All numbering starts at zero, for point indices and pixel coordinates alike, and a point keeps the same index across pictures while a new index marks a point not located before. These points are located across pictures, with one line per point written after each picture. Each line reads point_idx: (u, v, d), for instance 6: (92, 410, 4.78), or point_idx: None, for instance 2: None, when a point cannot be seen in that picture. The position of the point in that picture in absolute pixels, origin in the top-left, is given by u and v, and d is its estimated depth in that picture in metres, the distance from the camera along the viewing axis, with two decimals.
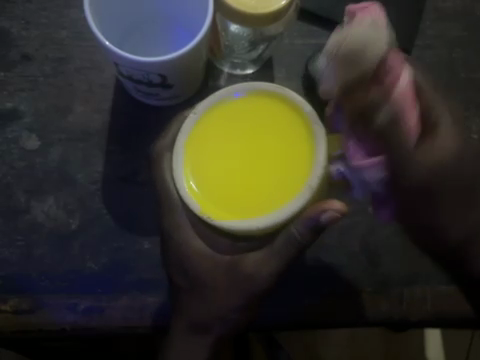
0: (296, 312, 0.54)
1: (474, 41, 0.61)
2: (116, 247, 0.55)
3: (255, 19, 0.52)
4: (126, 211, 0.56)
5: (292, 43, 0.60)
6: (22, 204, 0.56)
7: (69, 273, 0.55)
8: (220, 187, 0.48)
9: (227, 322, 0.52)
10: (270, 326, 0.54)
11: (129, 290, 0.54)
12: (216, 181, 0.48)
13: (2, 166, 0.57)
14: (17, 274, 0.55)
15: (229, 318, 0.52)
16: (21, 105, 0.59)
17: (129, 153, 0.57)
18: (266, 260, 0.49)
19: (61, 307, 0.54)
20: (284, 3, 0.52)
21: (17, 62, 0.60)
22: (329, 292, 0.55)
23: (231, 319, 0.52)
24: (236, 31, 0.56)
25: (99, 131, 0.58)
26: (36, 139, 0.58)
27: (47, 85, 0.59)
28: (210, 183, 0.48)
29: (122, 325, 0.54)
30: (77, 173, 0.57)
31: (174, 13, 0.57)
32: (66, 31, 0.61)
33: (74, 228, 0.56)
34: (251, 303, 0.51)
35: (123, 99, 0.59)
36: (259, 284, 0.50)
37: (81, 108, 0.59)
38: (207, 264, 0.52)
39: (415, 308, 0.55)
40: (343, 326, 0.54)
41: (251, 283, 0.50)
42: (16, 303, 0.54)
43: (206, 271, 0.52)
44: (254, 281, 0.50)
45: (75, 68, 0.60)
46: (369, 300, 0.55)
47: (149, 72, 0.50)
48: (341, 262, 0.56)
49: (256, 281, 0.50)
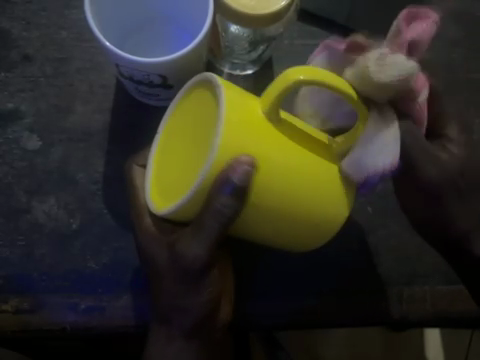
0: (296, 312, 0.54)
1: (474, 41, 0.61)
2: (116, 247, 0.56)
3: (255, 19, 0.52)
4: (127, 211, 0.56)
5: (292, 43, 0.60)
6: (23, 203, 0.57)
7: (70, 272, 0.55)
8: (173, 179, 0.46)
9: (187, 310, 0.48)
10: (272, 326, 0.54)
11: (130, 290, 0.55)
12: (166, 179, 0.47)
13: (3, 166, 0.58)
14: (17, 274, 0.55)
15: (192, 310, 0.48)
16: (21, 106, 0.59)
17: (130, 153, 0.58)
18: (192, 240, 0.44)
19: (62, 307, 0.54)
20: (284, 4, 0.52)
21: (17, 62, 0.60)
22: (329, 292, 0.55)
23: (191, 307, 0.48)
24: (236, 31, 0.56)
25: (99, 132, 0.58)
26: (36, 139, 0.58)
27: (47, 85, 0.59)
28: (166, 181, 0.47)
29: (120, 324, 0.54)
30: (77, 173, 0.57)
31: (172, 13, 0.57)
32: (66, 31, 0.61)
33: (74, 227, 0.56)
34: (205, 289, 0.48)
35: (123, 98, 0.59)
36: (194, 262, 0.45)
37: (81, 108, 0.59)
38: (159, 255, 0.49)
39: (415, 308, 0.55)
40: (344, 325, 0.55)
41: (185, 266, 0.46)
42: (16, 303, 0.54)
43: (160, 259, 0.49)
44: (188, 261, 0.45)
45: (76, 68, 0.60)
46: (369, 300, 0.55)
47: (149, 73, 0.50)
48: (341, 262, 0.56)
49: (193, 266, 0.46)
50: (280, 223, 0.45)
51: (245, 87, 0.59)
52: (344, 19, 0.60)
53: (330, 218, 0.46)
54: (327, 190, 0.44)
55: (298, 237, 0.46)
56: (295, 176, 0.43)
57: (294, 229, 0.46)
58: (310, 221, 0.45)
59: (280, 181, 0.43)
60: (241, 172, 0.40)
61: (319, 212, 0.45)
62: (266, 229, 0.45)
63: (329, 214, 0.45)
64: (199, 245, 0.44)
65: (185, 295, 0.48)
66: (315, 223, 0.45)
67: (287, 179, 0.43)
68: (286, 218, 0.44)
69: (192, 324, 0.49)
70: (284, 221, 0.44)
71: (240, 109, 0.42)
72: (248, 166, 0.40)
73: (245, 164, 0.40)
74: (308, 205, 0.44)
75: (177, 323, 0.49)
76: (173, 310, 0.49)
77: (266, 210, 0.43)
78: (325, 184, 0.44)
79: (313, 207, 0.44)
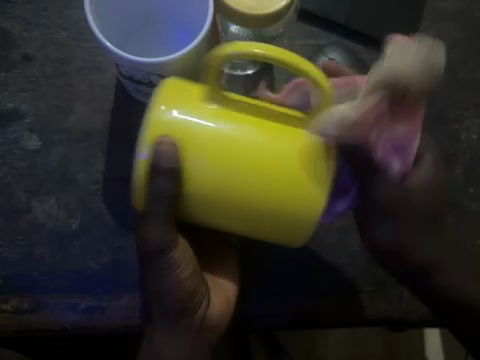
0: (297, 312, 0.54)
1: (473, 41, 0.61)
2: (116, 247, 0.56)
3: (255, 19, 0.52)
4: (127, 211, 0.56)
5: (292, 43, 0.60)
6: (23, 203, 0.57)
7: (69, 272, 0.55)
8: None
9: (162, 298, 0.49)
10: (275, 326, 0.54)
11: (129, 290, 0.55)
12: None
13: (3, 166, 0.58)
14: (18, 274, 0.55)
15: (166, 301, 0.48)
16: (22, 106, 0.59)
17: (129, 153, 0.58)
18: (152, 225, 0.47)
19: (62, 306, 0.54)
20: (284, 4, 0.53)
21: (18, 62, 0.60)
22: (329, 292, 0.55)
23: (166, 295, 0.48)
24: (236, 31, 0.56)
25: (99, 132, 0.58)
26: (36, 140, 0.58)
27: (48, 86, 0.60)
28: None
29: (121, 324, 0.54)
30: (77, 173, 0.57)
31: (172, 13, 0.57)
32: (66, 31, 0.61)
33: (74, 228, 0.56)
34: (177, 279, 0.48)
35: (122, 98, 0.59)
36: (149, 246, 0.47)
37: (81, 108, 0.59)
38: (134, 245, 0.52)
39: (415, 308, 0.55)
40: (345, 324, 0.55)
41: (147, 252, 0.48)
42: (16, 303, 0.54)
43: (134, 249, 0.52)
44: (148, 246, 0.47)
45: (76, 68, 0.60)
46: (369, 300, 0.55)
47: (148, 73, 0.50)
48: (341, 262, 0.56)
49: (153, 250, 0.47)
50: (235, 206, 0.45)
51: (245, 88, 0.59)
52: (343, 19, 0.60)
53: (300, 204, 0.44)
54: (284, 174, 0.44)
55: (269, 228, 0.46)
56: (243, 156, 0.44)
57: (258, 217, 0.45)
58: (275, 208, 0.45)
59: (225, 165, 0.44)
60: (166, 153, 0.43)
61: (275, 195, 0.44)
62: (230, 217, 0.46)
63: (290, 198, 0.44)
64: (158, 229, 0.46)
65: (161, 285, 0.48)
66: (281, 210, 0.45)
67: (229, 163, 0.44)
68: (243, 205, 0.45)
69: (171, 318, 0.49)
70: (244, 209, 0.45)
71: (178, 97, 0.45)
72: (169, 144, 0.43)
73: (167, 143, 0.43)
74: (259, 190, 0.44)
75: (158, 314, 0.50)
76: (154, 304, 0.49)
77: (217, 193, 0.45)
78: (273, 165, 0.44)
79: (268, 191, 0.44)
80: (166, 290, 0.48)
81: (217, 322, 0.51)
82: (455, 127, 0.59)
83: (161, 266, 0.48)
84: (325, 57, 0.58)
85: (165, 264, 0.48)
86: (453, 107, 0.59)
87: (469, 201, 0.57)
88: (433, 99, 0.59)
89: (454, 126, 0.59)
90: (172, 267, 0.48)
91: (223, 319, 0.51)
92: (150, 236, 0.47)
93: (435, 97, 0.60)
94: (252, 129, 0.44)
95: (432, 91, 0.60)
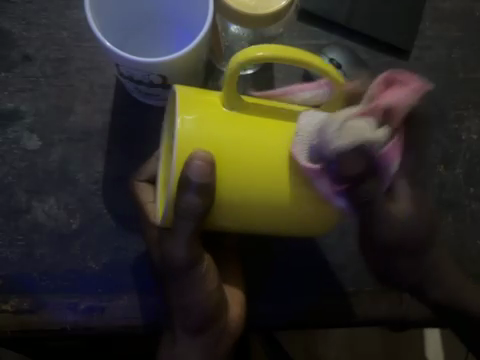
0: (295, 312, 0.54)
1: (473, 42, 0.61)
2: (116, 247, 0.56)
3: (255, 19, 0.52)
4: (127, 212, 0.56)
5: (292, 43, 0.60)
6: (23, 203, 0.57)
7: (69, 272, 0.55)
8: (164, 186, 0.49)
9: (189, 309, 0.49)
10: (275, 326, 0.54)
11: (129, 290, 0.55)
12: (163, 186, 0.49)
13: (3, 166, 0.57)
14: (17, 274, 0.55)
15: (193, 313, 0.49)
16: (22, 106, 0.59)
17: (130, 153, 0.58)
18: (176, 241, 0.47)
19: (62, 307, 0.54)
20: (284, 3, 0.53)
21: (17, 62, 0.60)
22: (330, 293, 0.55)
23: (193, 306, 0.48)
24: (236, 31, 0.57)
25: (99, 132, 0.58)
26: (36, 140, 0.58)
27: (47, 85, 0.59)
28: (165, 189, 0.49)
29: (121, 324, 0.54)
30: (77, 173, 0.57)
31: (173, 13, 0.57)
32: (66, 31, 0.61)
33: (74, 228, 0.56)
34: (208, 291, 0.48)
35: (123, 98, 0.59)
36: (178, 264, 0.47)
37: (81, 108, 0.59)
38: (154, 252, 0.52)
39: (416, 309, 0.54)
40: (351, 324, 0.55)
41: (173, 268, 0.48)
42: (16, 303, 0.54)
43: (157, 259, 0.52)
44: (174, 262, 0.47)
45: (76, 69, 0.60)
46: (368, 300, 0.55)
47: (149, 73, 0.50)
48: (342, 260, 0.56)
49: (181, 266, 0.47)
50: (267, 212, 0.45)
51: (245, 88, 0.59)
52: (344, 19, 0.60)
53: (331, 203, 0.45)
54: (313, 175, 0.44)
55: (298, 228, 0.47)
56: (273, 162, 0.44)
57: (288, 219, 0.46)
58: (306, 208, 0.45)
59: (253, 170, 0.44)
60: (200, 170, 0.42)
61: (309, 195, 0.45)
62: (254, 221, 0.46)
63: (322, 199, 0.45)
64: (182, 245, 0.46)
65: (186, 296, 0.48)
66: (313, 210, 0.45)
67: (257, 169, 0.44)
68: (270, 209, 0.45)
69: (195, 329, 0.49)
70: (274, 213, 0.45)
71: (199, 110, 0.44)
72: (206, 160, 0.43)
73: (202, 158, 0.43)
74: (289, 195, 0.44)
75: (180, 320, 0.50)
76: (178, 313, 0.49)
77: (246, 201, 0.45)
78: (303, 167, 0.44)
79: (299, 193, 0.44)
80: (194, 301, 0.48)
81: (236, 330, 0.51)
82: (455, 127, 0.59)
83: (189, 282, 0.48)
84: (325, 58, 0.57)
85: (192, 276, 0.48)
86: (453, 107, 0.59)
87: (469, 201, 0.57)
88: (434, 99, 0.59)
89: (454, 126, 0.59)
90: (200, 283, 0.48)
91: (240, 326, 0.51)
92: (175, 253, 0.47)
93: (435, 97, 0.60)
94: (272, 132, 0.44)
95: (433, 91, 0.60)
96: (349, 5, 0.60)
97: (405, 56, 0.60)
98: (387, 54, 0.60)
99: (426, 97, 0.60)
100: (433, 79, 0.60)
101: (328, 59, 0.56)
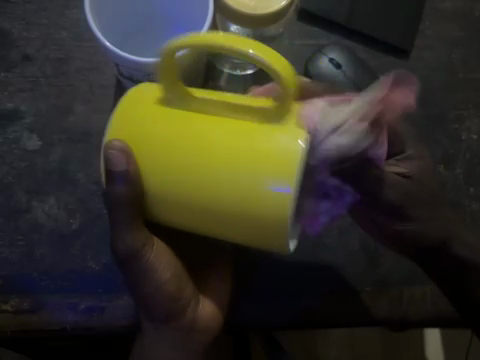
0: (294, 312, 0.54)
1: (473, 42, 0.61)
2: None
3: (254, 19, 0.52)
4: None
5: (292, 43, 0.60)
6: (23, 203, 0.57)
7: (69, 272, 0.55)
8: None
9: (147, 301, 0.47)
10: (273, 326, 0.54)
11: (129, 290, 0.54)
12: None
13: (3, 166, 0.57)
14: (17, 274, 0.55)
15: (150, 304, 0.47)
16: (21, 106, 0.59)
17: None
18: (119, 233, 0.45)
19: (61, 307, 0.54)
20: (284, 3, 0.53)
21: (17, 62, 0.60)
22: (329, 292, 0.55)
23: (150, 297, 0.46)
24: (236, 31, 0.55)
25: (99, 132, 0.58)
26: (36, 139, 0.58)
27: (47, 85, 0.60)
28: None
29: (121, 324, 0.54)
30: (77, 173, 0.57)
31: (172, 13, 0.57)
32: (66, 31, 0.61)
33: (74, 228, 0.56)
34: (166, 282, 0.46)
35: (123, 98, 0.59)
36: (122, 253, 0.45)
37: (81, 108, 0.59)
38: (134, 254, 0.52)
39: (415, 308, 0.54)
40: (349, 324, 0.55)
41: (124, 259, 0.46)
42: (16, 303, 0.54)
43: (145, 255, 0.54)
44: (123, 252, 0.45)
45: (76, 69, 0.60)
46: (368, 300, 0.55)
47: (149, 73, 0.50)
48: (342, 260, 0.56)
49: (126, 256, 0.45)
50: (202, 205, 0.42)
51: (245, 88, 0.59)
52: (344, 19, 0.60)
53: (263, 196, 0.41)
54: (248, 160, 0.41)
55: (248, 232, 0.43)
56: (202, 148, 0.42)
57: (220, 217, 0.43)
58: (236, 205, 0.42)
59: (191, 163, 0.42)
60: (123, 157, 0.42)
61: (239, 183, 0.41)
62: (197, 217, 0.43)
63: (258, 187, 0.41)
64: (126, 233, 0.45)
65: (143, 283, 0.46)
66: (244, 206, 0.42)
67: (182, 159, 0.42)
68: (208, 203, 0.42)
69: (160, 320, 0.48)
70: (205, 210, 0.43)
71: (130, 110, 0.44)
72: (123, 150, 0.42)
73: (120, 148, 0.42)
74: (221, 184, 0.42)
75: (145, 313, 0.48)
76: (140, 304, 0.48)
77: (178, 189, 0.43)
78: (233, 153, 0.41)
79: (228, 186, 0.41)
80: (150, 291, 0.46)
81: (208, 322, 0.49)
82: (455, 126, 0.59)
83: (140, 269, 0.46)
84: (325, 58, 0.56)
85: (140, 267, 0.46)
86: (453, 107, 0.59)
87: (469, 201, 0.57)
88: (434, 99, 0.59)
89: (454, 126, 0.59)
90: (151, 274, 0.46)
91: (212, 321, 0.50)
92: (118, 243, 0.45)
93: (435, 97, 0.60)
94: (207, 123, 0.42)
95: (433, 91, 0.60)
96: (349, 4, 0.61)
97: (405, 56, 0.60)
98: (387, 54, 0.60)
99: (426, 97, 0.60)
100: (433, 79, 0.60)
101: (328, 59, 0.56)
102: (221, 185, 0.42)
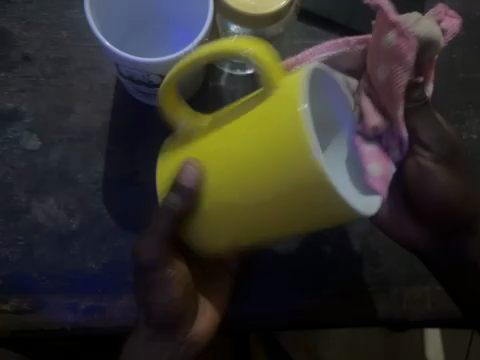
0: (294, 312, 0.54)
1: (474, 41, 0.61)
2: (116, 247, 0.55)
3: (254, 19, 0.52)
4: (127, 212, 0.56)
5: (292, 43, 0.61)
6: (23, 204, 0.57)
7: (69, 272, 0.55)
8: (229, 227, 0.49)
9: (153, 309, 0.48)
10: (274, 326, 0.54)
11: (129, 290, 0.54)
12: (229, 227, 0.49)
13: (3, 166, 0.57)
14: (17, 274, 0.55)
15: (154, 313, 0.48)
16: (22, 106, 0.59)
17: (129, 153, 0.58)
18: (146, 242, 0.46)
19: (61, 307, 0.54)
20: (284, 3, 0.53)
21: (17, 62, 0.60)
22: (330, 292, 0.55)
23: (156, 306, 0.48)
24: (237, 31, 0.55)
25: (99, 132, 0.58)
26: (36, 139, 0.58)
27: (47, 85, 0.60)
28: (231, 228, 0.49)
29: (121, 325, 0.54)
30: (77, 174, 0.57)
31: (173, 13, 0.57)
32: (66, 31, 0.61)
33: (74, 228, 0.56)
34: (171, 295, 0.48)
35: (123, 98, 0.59)
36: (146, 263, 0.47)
37: (81, 108, 0.59)
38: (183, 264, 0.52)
39: (415, 309, 0.54)
40: (348, 325, 0.55)
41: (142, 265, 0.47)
42: (16, 303, 0.54)
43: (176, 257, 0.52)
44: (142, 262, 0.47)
45: (76, 68, 0.60)
46: (368, 300, 0.55)
47: (149, 73, 0.50)
48: (342, 260, 0.56)
49: (148, 264, 0.47)
50: (254, 197, 0.41)
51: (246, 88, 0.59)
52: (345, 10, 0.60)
53: (303, 176, 0.38)
54: (278, 137, 0.39)
55: (309, 214, 0.40)
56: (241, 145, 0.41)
57: (275, 216, 0.41)
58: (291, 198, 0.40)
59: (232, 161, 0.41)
60: (189, 177, 0.43)
61: (279, 166, 0.39)
62: (258, 215, 0.42)
63: (293, 164, 0.38)
64: (152, 245, 0.46)
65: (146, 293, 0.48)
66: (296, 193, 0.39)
67: (223, 173, 0.42)
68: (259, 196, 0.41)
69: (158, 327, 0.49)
70: (267, 214, 0.41)
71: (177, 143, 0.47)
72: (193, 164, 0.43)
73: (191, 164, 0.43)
74: (264, 173, 0.40)
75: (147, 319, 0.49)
76: (143, 309, 0.49)
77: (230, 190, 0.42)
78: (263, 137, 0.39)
79: (270, 183, 0.40)
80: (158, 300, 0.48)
81: (198, 340, 0.50)
82: (455, 126, 0.59)
83: (157, 281, 0.47)
84: None
85: (158, 276, 0.47)
86: (453, 106, 0.59)
87: None
88: (434, 99, 0.59)
89: (454, 127, 0.59)
90: (163, 284, 0.47)
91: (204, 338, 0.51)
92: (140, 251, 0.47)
93: (435, 96, 0.60)
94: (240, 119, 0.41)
95: (433, 90, 0.60)
96: None
97: None
98: None
99: None
100: (434, 79, 0.60)
101: None
102: (262, 173, 0.40)
